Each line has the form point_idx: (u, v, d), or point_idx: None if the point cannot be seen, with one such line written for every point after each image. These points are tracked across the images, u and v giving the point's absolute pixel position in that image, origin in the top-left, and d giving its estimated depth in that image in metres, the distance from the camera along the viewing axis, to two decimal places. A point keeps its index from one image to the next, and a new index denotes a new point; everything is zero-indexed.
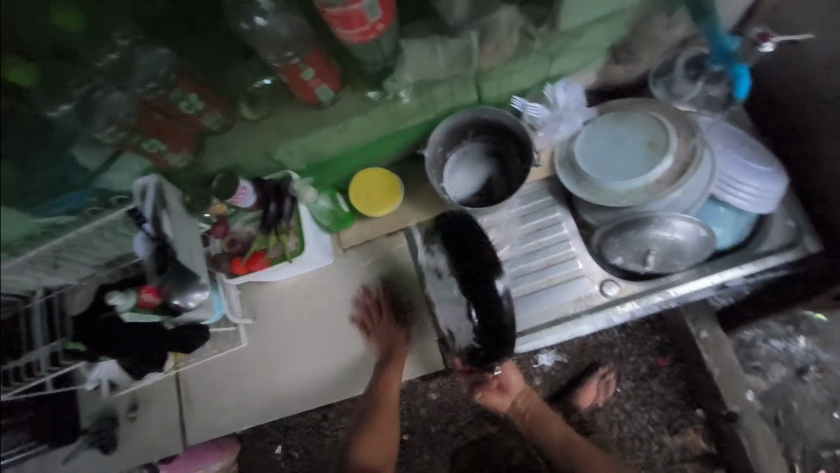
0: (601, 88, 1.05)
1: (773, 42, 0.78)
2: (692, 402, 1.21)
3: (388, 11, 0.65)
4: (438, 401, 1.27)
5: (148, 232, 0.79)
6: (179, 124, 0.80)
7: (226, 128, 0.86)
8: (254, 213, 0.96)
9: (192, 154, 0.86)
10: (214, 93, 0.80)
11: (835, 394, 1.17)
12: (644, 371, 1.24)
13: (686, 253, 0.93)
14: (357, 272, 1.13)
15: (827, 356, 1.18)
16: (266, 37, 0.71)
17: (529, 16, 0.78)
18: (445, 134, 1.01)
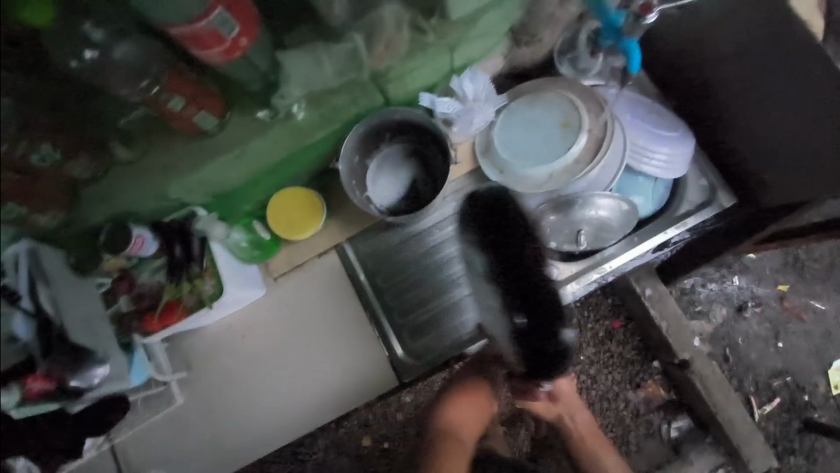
0: (510, 71, 1.03)
1: (653, 15, 0.71)
2: (648, 355, 1.25)
3: (249, 23, 0.60)
4: (413, 402, 1.19)
5: (26, 309, 0.66)
6: (38, 180, 0.69)
7: (101, 174, 0.77)
8: (160, 260, 0.85)
9: (65, 210, 0.75)
10: (72, 139, 0.70)
11: (774, 325, 1.26)
12: (601, 336, 1.26)
13: (613, 227, 0.97)
14: (293, 300, 1.05)
15: (760, 289, 1.27)
16: (113, 69, 0.64)
17: (416, 8, 0.74)
18: (358, 141, 0.95)
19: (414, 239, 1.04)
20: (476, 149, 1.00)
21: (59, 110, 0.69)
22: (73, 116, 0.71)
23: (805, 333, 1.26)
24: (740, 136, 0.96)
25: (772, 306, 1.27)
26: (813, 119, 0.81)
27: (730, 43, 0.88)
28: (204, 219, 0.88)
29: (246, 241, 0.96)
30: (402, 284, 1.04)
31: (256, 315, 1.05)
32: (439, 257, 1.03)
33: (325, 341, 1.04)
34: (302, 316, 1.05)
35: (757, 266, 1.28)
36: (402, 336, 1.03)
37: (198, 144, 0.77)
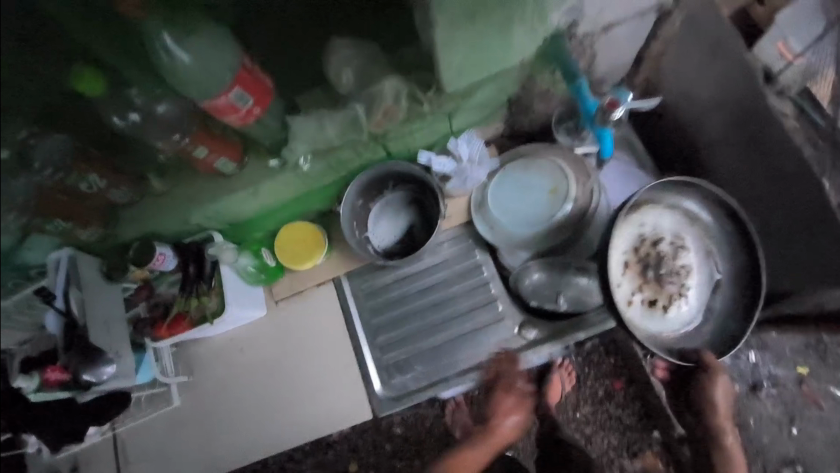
0: (511, 134, 1.11)
1: (622, 110, 0.85)
2: (649, 424, 1.13)
3: (260, 94, 0.70)
4: (402, 435, 1.17)
5: (59, 308, 0.79)
6: (81, 200, 0.81)
7: (137, 199, 0.90)
8: (178, 274, 0.98)
9: (104, 226, 0.88)
10: (116, 171, 0.83)
11: (791, 409, 1.14)
12: (601, 395, 1.15)
13: (592, 296, 1.04)
14: (290, 324, 1.14)
15: (779, 371, 1.15)
16: (155, 119, 0.73)
17: (416, 82, 0.83)
18: (363, 186, 1.05)
19: (406, 280, 1.11)
20: (470, 203, 1.07)
21: (102, 146, 0.81)
22: (115, 150, 0.82)
23: (825, 423, 1.13)
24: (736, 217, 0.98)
25: (790, 389, 1.15)
26: (804, 219, 0.82)
27: (721, 128, 0.92)
28: (219, 243, 0.98)
29: (253, 266, 1.06)
30: (391, 321, 1.10)
31: (254, 333, 1.14)
32: (427, 301, 1.09)
33: (317, 365, 1.11)
34: (297, 335, 1.13)
35: (775, 343, 1.17)
36: (384, 372, 1.09)
37: (219, 180, 0.89)
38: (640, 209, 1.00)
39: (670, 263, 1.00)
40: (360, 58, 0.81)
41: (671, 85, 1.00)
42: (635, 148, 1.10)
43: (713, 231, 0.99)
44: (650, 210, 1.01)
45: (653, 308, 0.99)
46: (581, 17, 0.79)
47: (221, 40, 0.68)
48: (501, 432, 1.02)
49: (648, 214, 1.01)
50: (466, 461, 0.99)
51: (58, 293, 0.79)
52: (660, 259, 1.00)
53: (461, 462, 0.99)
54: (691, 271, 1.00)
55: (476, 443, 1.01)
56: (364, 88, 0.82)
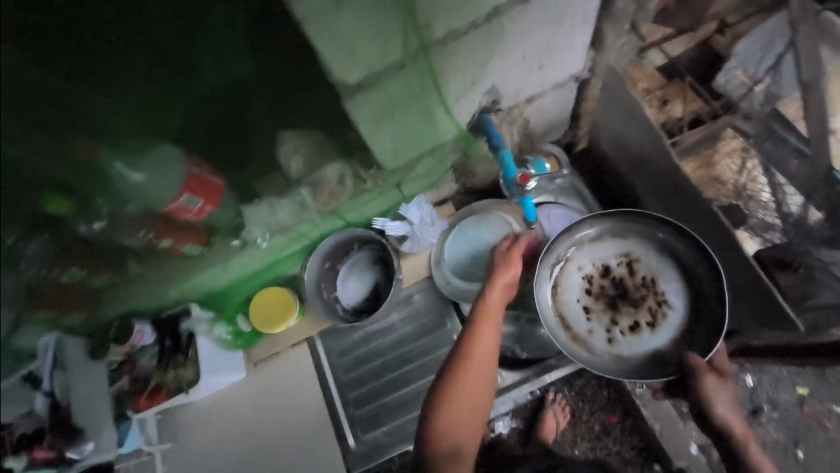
0: (464, 191, 1.19)
1: (534, 182, 0.90)
2: (649, 458, 1.29)
3: (214, 194, 0.81)
4: None
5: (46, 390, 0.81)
6: (64, 294, 0.83)
7: (114, 284, 0.91)
8: (155, 347, 1.05)
9: (84, 312, 0.91)
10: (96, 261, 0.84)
11: (794, 433, 1.17)
12: (598, 429, 1.34)
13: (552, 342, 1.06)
14: (268, 385, 1.17)
15: (780, 394, 1.19)
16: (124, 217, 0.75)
17: (360, 161, 0.92)
18: (330, 249, 1.11)
19: (375, 336, 1.16)
20: (429, 261, 1.14)
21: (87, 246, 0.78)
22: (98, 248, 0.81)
23: (830, 444, 1.16)
24: None
25: (789, 411, 1.18)
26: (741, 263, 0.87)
27: (650, 179, 0.99)
28: (192, 317, 1.05)
29: (229, 333, 1.13)
30: (361, 378, 1.15)
31: (232, 397, 1.17)
32: (396, 355, 1.14)
33: (295, 426, 1.13)
34: (275, 396, 1.16)
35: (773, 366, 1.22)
36: (355, 428, 1.12)
37: (190, 261, 0.96)
38: (577, 250, 0.99)
39: (631, 278, 0.97)
40: (308, 146, 0.89)
41: (607, 138, 1.07)
42: (582, 195, 1.14)
43: (647, 240, 0.98)
44: (585, 244, 0.99)
45: (636, 333, 0.94)
46: (502, 96, 0.87)
47: (167, 159, 0.72)
48: (487, 336, 0.79)
49: (587, 251, 0.99)
50: (467, 371, 0.75)
51: (44, 377, 0.81)
52: (617, 278, 0.98)
53: (462, 367, 0.76)
54: (657, 276, 0.96)
55: (468, 344, 0.78)
56: (310, 173, 0.92)
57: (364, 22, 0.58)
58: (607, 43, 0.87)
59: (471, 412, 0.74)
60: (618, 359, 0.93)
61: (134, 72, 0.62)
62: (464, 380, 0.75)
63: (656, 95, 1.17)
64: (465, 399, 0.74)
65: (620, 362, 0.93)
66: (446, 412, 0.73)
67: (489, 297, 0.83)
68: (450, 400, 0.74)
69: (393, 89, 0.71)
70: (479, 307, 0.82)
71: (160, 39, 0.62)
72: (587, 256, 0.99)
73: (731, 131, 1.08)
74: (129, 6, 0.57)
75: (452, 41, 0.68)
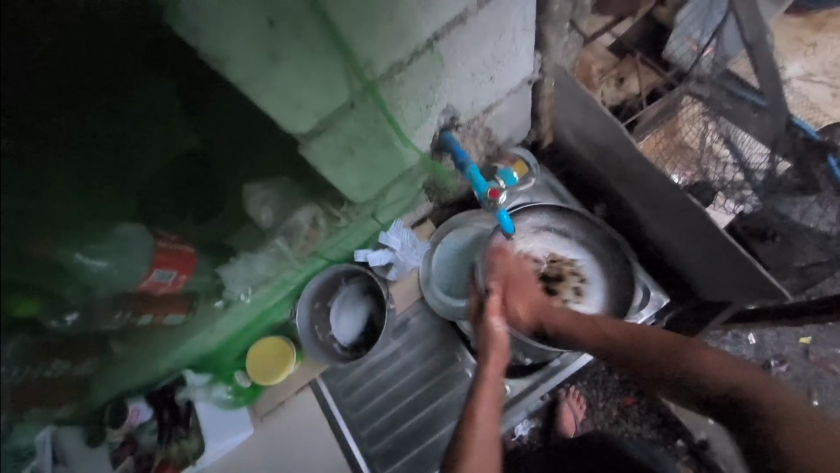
0: (441, 208, 1.19)
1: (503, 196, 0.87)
2: (670, 433, 1.29)
3: (187, 263, 0.80)
4: None
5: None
6: (59, 390, 0.77)
7: (103, 366, 0.86)
8: (154, 422, 1.00)
9: (79, 402, 0.86)
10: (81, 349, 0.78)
11: (806, 383, 1.19)
12: (615, 414, 1.33)
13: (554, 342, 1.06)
14: (277, 439, 1.13)
15: (785, 348, 1.21)
16: (102, 298, 0.72)
17: (330, 200, 0.92)
18: (318, 289, 1.09)
19: (377, 368, 1.14)
20: (418, 282, 1.13)
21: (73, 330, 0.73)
22: (83, 332, 0.75)
23: None
24: (667, 239, 1.03)
25: (798, 362, 1.20)
26: (715, 240, 0.88)
27: (618, 167, 1.00)
28: (188, 385, 1.02)
29: (229, 393, 1.11)
30: (371, 413, 1.12)
31: (243, 457, 1.12)
32: (402, 383, 1.12)
33: (316, 471, 1.10)
34: (287, 448, 1.12)
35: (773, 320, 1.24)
36: (375, 466, 1.09)
37: (176, 330, 0.93)
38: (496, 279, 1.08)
39: (540, 266, 1.10)
40: (275, 195, 0.89)
41: (569, 132, 1.08)
42: (558, 191, 1.15)
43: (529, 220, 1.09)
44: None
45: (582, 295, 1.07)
46: (458, 113, 0.87)
47: (128, 242, 0.71)
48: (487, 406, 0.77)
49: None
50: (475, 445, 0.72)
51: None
52: (534, 276, 1.09)
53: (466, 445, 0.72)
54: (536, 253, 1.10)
55: (470, 422, 0.75)
56: (283, 221, 0.92)
57: (305, 72, 0.59)
58: (550, 44, 0.89)
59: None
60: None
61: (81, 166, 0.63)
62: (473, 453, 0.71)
63: (611, 74, 1.20)
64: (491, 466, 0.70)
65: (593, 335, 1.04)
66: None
67: (487, 374, 0.82)
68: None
69: (349, 129, 0.71)
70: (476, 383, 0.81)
71: (103, 132, 0.63)
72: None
73: (689, 98, 1.09)
74: (72, 108, 0.58)
75: (398, 73, 0.68)
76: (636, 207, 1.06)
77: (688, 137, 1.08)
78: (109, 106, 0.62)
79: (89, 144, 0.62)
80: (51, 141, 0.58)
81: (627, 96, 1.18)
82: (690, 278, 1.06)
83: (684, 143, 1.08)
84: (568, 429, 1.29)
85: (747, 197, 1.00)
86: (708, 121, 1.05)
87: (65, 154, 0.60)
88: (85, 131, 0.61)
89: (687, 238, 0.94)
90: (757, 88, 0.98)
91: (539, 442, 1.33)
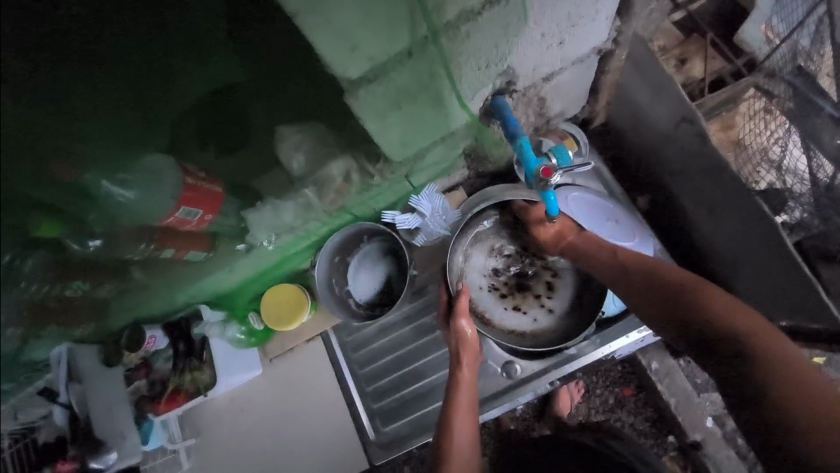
0: (474, 177, 1.13)
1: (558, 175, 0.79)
2: (663, 429, 1.30)
3: (214, 203, 0.76)
4: (420, 459, 1.22)
5: (63, 402, 0.83)
6: (76, 308, 0.77)
7: (123, 290, 0.85)
8: (169, 351, 1.03)
9: (97, 323, 0.86)
10: (102, 272, 0.76)
11: None
12: (612, 403, 1.33)
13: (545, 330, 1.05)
14: (281, 381, 1.15)
15: None
16: (127, 227, 0.70)
17: (365, 156, 0.87)
18: (339, 242, 1.07)
19: (389, 329, 1.13)
20: (443, 250, 1.10)
21: (95, 254, 0.70)
22: (105, 256, 0.72)
23: None
24: (714, 245, 0.97)
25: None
26: (771, 254, 0.82)
27: (677, 158, 0.92)
28: (203, 321, 1.03)
29: (241, 333, 1.11)
30: (378, 371, 1.13)
31: (249, 393, 1.15)
32: (412, 346, 1.12)
33: (318, 416, 1.13)
34: (290, 390, 1.15)
35: None
36: (376, 420, 1.12)
37: (196, 266, 0.92)
38: (472, 271, 1.07)
39: (510, 260, 1.08)
40: (310, 141, 0.83)
41: (628, 113, 1.00)
42: (603, 176, 1.08)
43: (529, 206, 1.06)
44: (472, 264, 1.07)
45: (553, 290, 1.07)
46: (517, 77, 0.79)
47: (157, 173, 0.67)
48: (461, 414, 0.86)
49: (473, 268, 1.07)
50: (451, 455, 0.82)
51: (61, 391, 0.83)
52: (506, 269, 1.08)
53: (446, 455, 0.82)
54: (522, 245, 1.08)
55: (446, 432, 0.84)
56: (315, 171, 0.87)
57: (366, 6, 0.52)
58: (634, 10, 0.80)
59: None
60: (561, 322, 1.05)
61: (117, 89, 0.60)
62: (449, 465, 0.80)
63: (673, 53, 1.07)
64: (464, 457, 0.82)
65: (574, 320, 1.04)
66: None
67: (461, 372, 0.91)
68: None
69: (401, 81, 0.65)
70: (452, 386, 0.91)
71: (140, 53, 0.59)
72: (474, 266, 1.07)
73: (753, 90, 0.97)
74: (104, 21, 0.56)
75: (465, 23, 0.61)
76: (684, 205, 0.99)
77: (743, 135, 0.98)
78: (147, 26, 0.58)
79: (126, 64, 0.59)
80: (79, 63, 0.56)
81: (688, 80, 1.06)
82: (725, 285, 1.01)
83: None
84: (564, 412, 1.29)
85: (802, 203, 0.92)
86: (769, 119, 0.96)
87: (97, 79, 0.58)
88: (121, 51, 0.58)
89: (740, 245, 0.89)
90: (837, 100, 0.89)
91: (532, 417, 1.36)
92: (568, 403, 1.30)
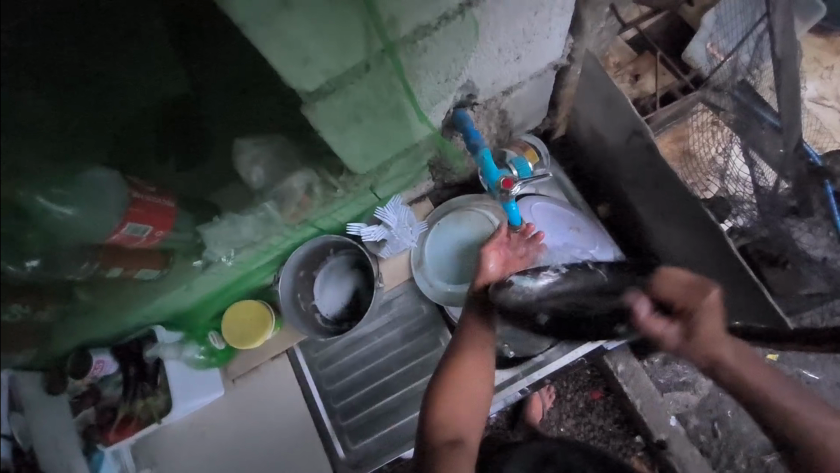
0: (440, 188, 1.14)
1: (519, 185, 0.82)
2: (631, 430, 1.32)
3: (165, 219, 0.71)
4: None
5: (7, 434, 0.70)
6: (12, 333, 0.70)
7: (67, 314, 0.79)
8: (119, 376, 0.96)
9: (38, 348, 0.80)
10: (41, 293, 0.69)
11: None
12: (582, 407, 1.34)
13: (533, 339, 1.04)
14: (245, 401, 1.11)
15: None
16: (68, 245, 0.65)
17: (328, 169, 0.86)
18: (304, 256, 1.04)
19: (358, 344, 1.11)
20: (409, 263, 1.09)
21: (33, 274, 0.64)
22: (45, 277, 0.67)
23: None
24: (669, 252, 1.01)
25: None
26: (718, 259, 0.87)
27: (631, 170, 0.96)
28: (157, 343, 0.97)
29: (201, 353, 1.06)
30: (347, 387, 1.11)
31: (211, 416, 1.10)
32: (381, 359, 1.10)
33: (285, 435, 1.08)
34: (255, 411, 1.10)
35: None
36: (346, 438, 1.09)
37: (150, 285, 0.87)
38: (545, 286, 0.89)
39: None
40: (270, 153, 0.81)
41: (585, 125, 1.03)
42: (564, 185, 1.11)
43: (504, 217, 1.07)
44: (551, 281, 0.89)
45: None
46: (477, 90, 0.80)
47: (99, 187, 0.63)
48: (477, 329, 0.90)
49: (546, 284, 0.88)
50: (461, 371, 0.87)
51: (3, 420, 0.70)
52: None
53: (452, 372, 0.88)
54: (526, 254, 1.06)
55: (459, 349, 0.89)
56: (276, 183, 0.83)
57: (320, 19, 0.52)
58: (585, 28, 0.83)
59: (468, 400, 0.87)
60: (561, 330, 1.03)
61: (49, 100, 0.59)
62: (461, 379, 0.87)
63: (628, 69, 1.14)
64: (468, 381, 0.87)
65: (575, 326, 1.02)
66: (445, 399, 0.86)
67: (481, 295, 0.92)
68: (450, 388, 0.87)
69: (360, 93, 0.64)
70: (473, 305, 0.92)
71: (78, 62, 0.60)
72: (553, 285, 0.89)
73: (701, 106, 1.05)
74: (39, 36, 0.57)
75: (422, 38, 0.62)
76: (640, 212, 1.03)
77: (696, 145, 1.07)
78: (106, 49, 0.62)
79: (59, 73, 0.59)
80: (30, 76, 0.57)
81: (642, 94, 1.13)
82: None
83: (693, 151, 1.07)
84: (535, 418, 1.31)
85: (747, 210, 0.97)
86: (717, 131, 1.03)
87: (44, 95, 0.58)
88: (55, 61, 0.59)
89: (692, 251, 0.93)
90: (777, 111, 0.92)
91: (505, 425, 1.36)
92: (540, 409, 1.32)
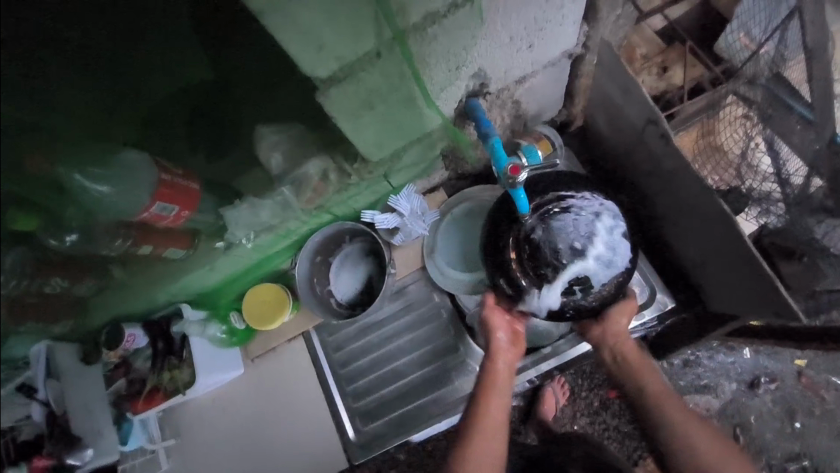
0: (454, 179, 1.15)
1: (524, 173, 0.80)
2: None
3: (190, 200, 0.77)
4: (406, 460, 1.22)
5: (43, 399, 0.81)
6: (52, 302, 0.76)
7: (102, 289, 0.85)
8: (149, 350, 1.03)
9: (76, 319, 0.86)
10: (79, 267, 0.75)
11: (790, 404, 1.20)
12: (596, 405, 1.33)
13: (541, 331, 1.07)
14: (263, 380, 1.16)
15: (775, 366, 1.22)
16: (103, 223, 0.70)
17: (343, 157, 0.89)
18: (321, 242, 1.08)
19: (370, 329, 1.14)
20: (422, 251, 1.12)
21: (75, 249, 0.71)
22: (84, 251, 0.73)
23: (826, 414, 1.19)
24: (686, 247, 1.00)
25: (788, 383, 1.21)
26: (733, 254, 0.85)
27: (646, 161, 0.95)
28: (184, 319, 1.02)
29: (223, 332, 1.11)
30: (359, 371, 1.14)
31: (231, 393, 1.16)
32: (393, 345, 1.13)
33: (300, 413, 1.13)
34: (272, 390, 1.15)
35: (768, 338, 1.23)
36: (356, 420, 1.12)
37: (176, 264, 0.92)
38: (563, 230, 0.87)
39: None
40: (289, 141, 0.85)
41: (601, 116, 1.02)
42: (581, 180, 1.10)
43: None
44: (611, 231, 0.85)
45: None
46: (489, 79, 0.81)
47: (131, 169, 0.68)
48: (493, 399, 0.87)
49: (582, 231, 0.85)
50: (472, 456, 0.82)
51: (40, 387, 0.82)
52: None
53: (467, 441, 0.84)
54: None
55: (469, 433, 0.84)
56: (292, 170, 0.88)
57: (330, 7, 0.54)
58: (600, 16, 0.83)
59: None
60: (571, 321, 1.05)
61: (76, 81, 0.60)
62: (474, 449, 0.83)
63: (655, 61, 1.11)
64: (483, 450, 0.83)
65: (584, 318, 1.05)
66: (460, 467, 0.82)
67: (495, 365, 0.91)
68: (466, 454, 0.82)
69: (371, 81, 0.66)
70: (484, 375, 0.90)
71: (106, 49, 0.61)
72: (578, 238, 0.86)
73: (733, 98, 1.01)
74: (74, 17, 0.58)
75: (431, 25, 0.63)
76: (658, 206, 1.01)
77: (723, 140, 1.02)
78: (135, 33, 0.63)
79: (87, 56, 0.60)
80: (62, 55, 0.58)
81: (668, 87, 1.11)
82: (698, 284, 1.03)
83: (719, 145, 1.02)
84: (549, 413, 1.30)
85: (776, 210, 0.95)
86: (749, 125, 0.98)
87: (78, 79, 0.60)
88: (86, 43, 0.60)
89: (708, 245, 0.91)
90: (809, 101, 0.90)
91: (517, 419, 1.36)
92: (553, 405, 1.31)
